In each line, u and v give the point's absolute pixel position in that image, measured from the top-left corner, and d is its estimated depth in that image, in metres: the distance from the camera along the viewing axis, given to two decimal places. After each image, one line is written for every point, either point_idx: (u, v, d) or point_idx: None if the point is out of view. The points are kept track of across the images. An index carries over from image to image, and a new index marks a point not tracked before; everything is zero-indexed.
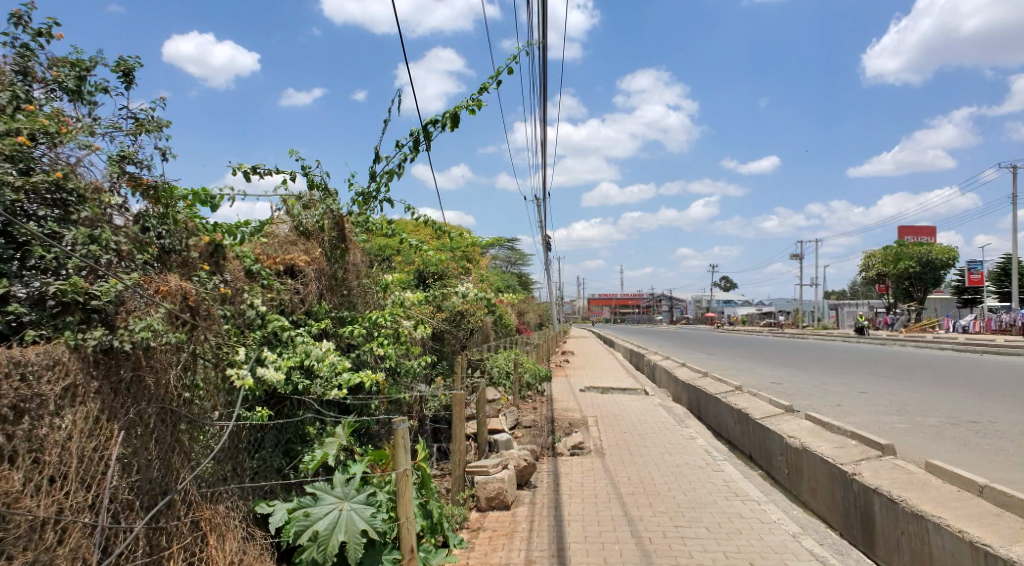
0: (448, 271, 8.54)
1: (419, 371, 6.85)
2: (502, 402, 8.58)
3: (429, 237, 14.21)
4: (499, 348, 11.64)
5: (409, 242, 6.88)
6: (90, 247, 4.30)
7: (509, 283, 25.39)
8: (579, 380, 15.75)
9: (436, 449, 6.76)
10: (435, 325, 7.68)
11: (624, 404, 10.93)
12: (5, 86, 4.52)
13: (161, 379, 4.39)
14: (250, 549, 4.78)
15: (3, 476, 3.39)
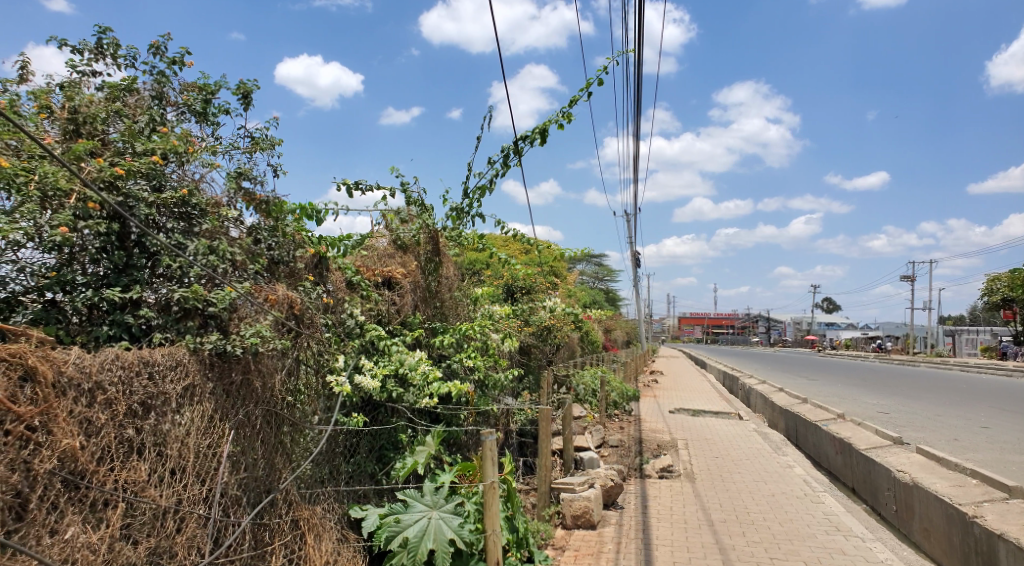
0: (537, 285, 8.56)
1: (507, 384, 6.88)
2: (587, 419, 8.50)
3: (518, 252, 14.42)
4: (586, 365, 11.58)
5: (499, 257, 6.93)
6: (210, 257, 4.63)
7: (596, 299, 25.26)
8: (668, 400, 15.36)
9: (522, 463, 6.77)
10: (523, 339, 7.71)
11: (714, 427, 10.55)
12: (143, 110, 4.95)
13: (268, 382, 4.65)
14: (344, 551, 4.94)
15: (132, 467, 3.73)
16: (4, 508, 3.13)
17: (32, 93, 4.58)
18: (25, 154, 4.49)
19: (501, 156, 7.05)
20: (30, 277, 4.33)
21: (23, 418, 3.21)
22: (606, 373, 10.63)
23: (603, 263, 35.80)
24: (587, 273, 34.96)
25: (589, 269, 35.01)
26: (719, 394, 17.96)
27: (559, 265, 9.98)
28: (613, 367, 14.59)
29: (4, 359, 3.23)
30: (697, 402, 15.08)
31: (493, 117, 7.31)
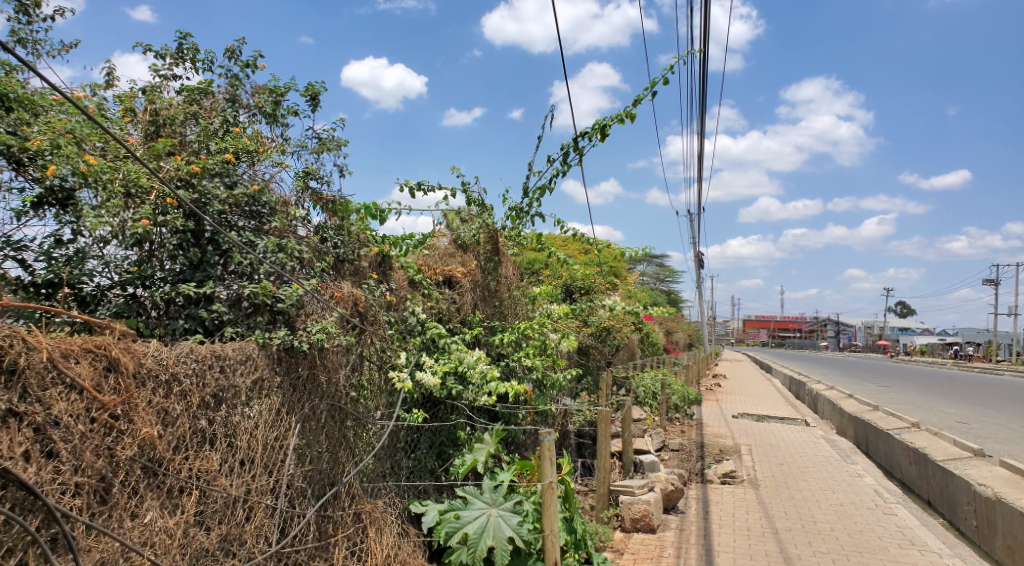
0: (597, 286, 8.49)
1: (565, 384, 6.82)
2: (647, 422, 8.39)
3: (577, 253, 14.41)
4: (646, 368, 11.45)
5: (558, 257, 6.89)
6: (278, 255, 4.77)
7: (657, 300, 24.91)
8: (730, 405, 15.01)
9: (581, 464, 6.72)
10: (582, 339, 7.65)
11: (776, 433, 10.25)
12: (217, 112, 5.14)
13: (332, 377, 4.80)
14: (405, 545, 5.01)
15: (205, 456, 3.88)
16: (90, 491, 3.30)
17: (117, 97, 4.83)
18: (111, 154, 4.74)
19: (562, 155, 7.00)
20: (114, 271, 4.57)
21: (107, 407, 3.39)
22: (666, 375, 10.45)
23: (662, 264, 35.29)
24: (649, 274, 34.51)
25: (648, 270, 34.48)
26: (783, 399, 17.42)
27: (619, 265, 9.88)
28: (673, 370, 14.35)
29: (90, 351, 3.40)
30: (759, 407, 14.68)
31: (553, 117, 7.28)
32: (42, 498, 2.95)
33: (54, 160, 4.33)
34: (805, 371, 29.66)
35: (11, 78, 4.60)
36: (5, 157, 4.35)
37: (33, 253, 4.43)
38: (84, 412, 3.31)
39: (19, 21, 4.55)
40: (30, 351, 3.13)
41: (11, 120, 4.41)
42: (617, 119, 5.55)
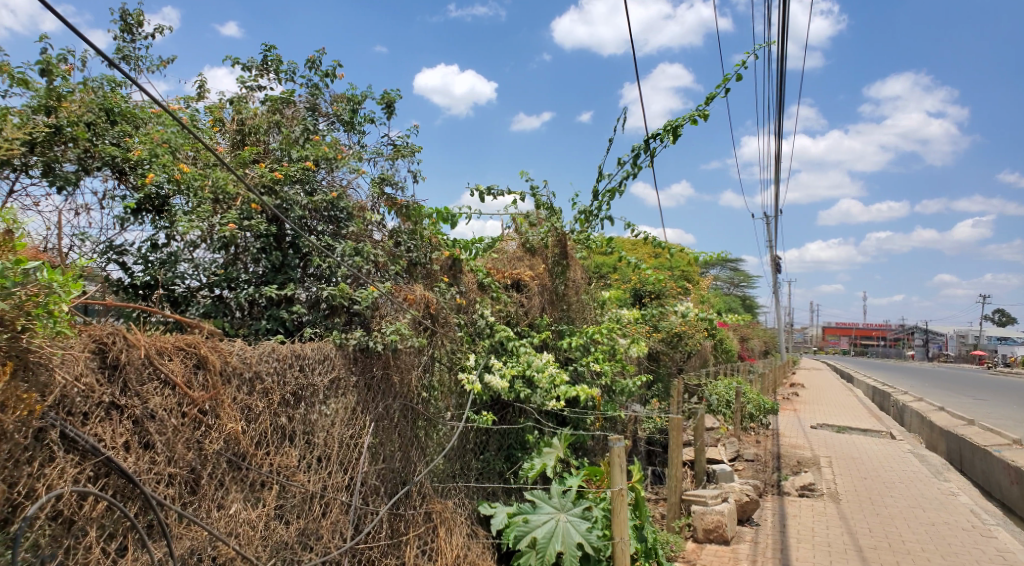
0: (668, 291, 8.34)
1: (635, 390, 6.69)
2: (720, 431, 8.17)
3: (648, 256, 14.22)
4: (720, 375, 11.16)
5: (628, 261, 6.74)
6: (356, 258, 4.93)
7: (732, 306, 24.25)
8: (809, 416, 14.42)
9: (651, 472, 6.61)
10: (653, 345, 7.52)
11: (859, 446, 9.77)
12: (299, 121, 5.34)
13: (405, 378, 4.91)
14: (474, 546, 5.06)
15: (285, 452, 4.04)
16: (181, 481, 3.48)
17: (208, 108, 5.10)
18: (201, 162, 5.00)
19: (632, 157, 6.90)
20: (203, 273, 4.82)
21: (197, 402, 3.57)
22: (740, 384, 10.14)
23: (735, 269, 34.34)
24: (725, 279, 33.58)
25: (729, 273, 33.32)
26: (869, 411, 16.56)
27: (691, 269, 9.66)
28: (747, 378, 13.93)
29: (182, 348, 3.59)
30: (843, 419, 14.01)
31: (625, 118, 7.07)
32: (140, 486, 3.13)
33: (152, 169, 4.71)
34: (890, 382, 28.20)
35: (116, 94, 4.95)
36: (110, 167, 4.72)
37: (132, 256, 4.73)
38: (177, 406, 3.49)
39: (123, 40, 4.87)
40: (130, 348, 3.33)
41: (116, 133, 4.84)
42: (690, 120, 5.43)
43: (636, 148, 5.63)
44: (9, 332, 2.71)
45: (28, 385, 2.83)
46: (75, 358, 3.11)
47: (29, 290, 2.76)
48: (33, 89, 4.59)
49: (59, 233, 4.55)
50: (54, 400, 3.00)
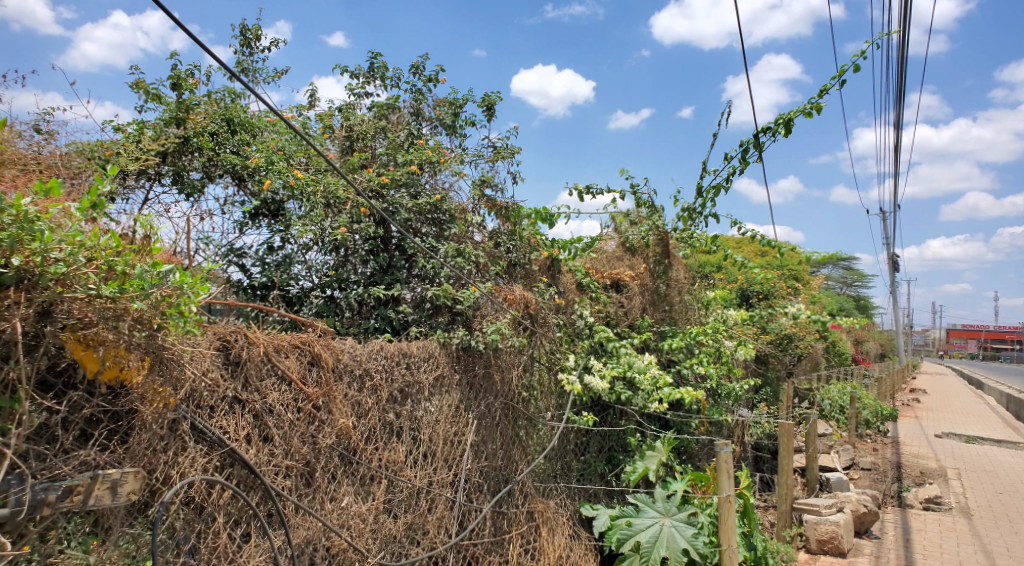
0: (777, 291, 7.99)
1: (742, 394, 6.46)
2: (833, 438, 7.77)
3: (753, 253, 13.74)
4: (832, 379, 10.60)
5: (734, 259, 6.41)
6: (458, 259, 5.03)
7: (842, 306, 22.98)
8: (931, 424, 13.44)
9: (759, 478, 6.37)
10: (761, 348, 7.23)
11: (989, 459, 9.03)
12: (403, 126, 5.50)
13: (506, 377, 4.95)
14: (576, 547, 5.04)
15: (393, 448, 4.16)
16: (298, 474, 3.63)
17: (319, 116, 5.33)
18: (314, 168, 5.18)
19: (738, 152, 6.66)
20: (315, 274, 5.05)
21: (312, 398, 3.72)
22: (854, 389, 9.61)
23: (841, 267, 32.58)
24: (833, 279, 31.84)
25: (835, 272, 31.60)
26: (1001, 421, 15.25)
27: (800, 268, 9.24)
28: (861, 383, 13.16)
29: (298, 347, 3.76)
30: (971, 428, 12.98)
31: (726, 114, 6.90)
32: (261, 478, 3.26)
33: (269, 175, 4.92)
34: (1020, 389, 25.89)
35: (236, 105, 5.26)
36: (231, 174, 5.01)
37: (251, 259, 5.00)
38: (293, 401, 3.65)
39: (243, 53, 5.17)
40: (250, 346, 3.51)
41: (236, 142, 5.12)
42: (803, 112, 5.19)
43: (744, 143, 5.42)
44: (147, 330, 2.79)
45: (164, 379, 2.94)
46: (203, 354, 3.27)
47: (164, 291, 2.81)
48: (165, 103, 4.97)
49: (187, 237, 4.86)
50: (185, 394, 3.16)
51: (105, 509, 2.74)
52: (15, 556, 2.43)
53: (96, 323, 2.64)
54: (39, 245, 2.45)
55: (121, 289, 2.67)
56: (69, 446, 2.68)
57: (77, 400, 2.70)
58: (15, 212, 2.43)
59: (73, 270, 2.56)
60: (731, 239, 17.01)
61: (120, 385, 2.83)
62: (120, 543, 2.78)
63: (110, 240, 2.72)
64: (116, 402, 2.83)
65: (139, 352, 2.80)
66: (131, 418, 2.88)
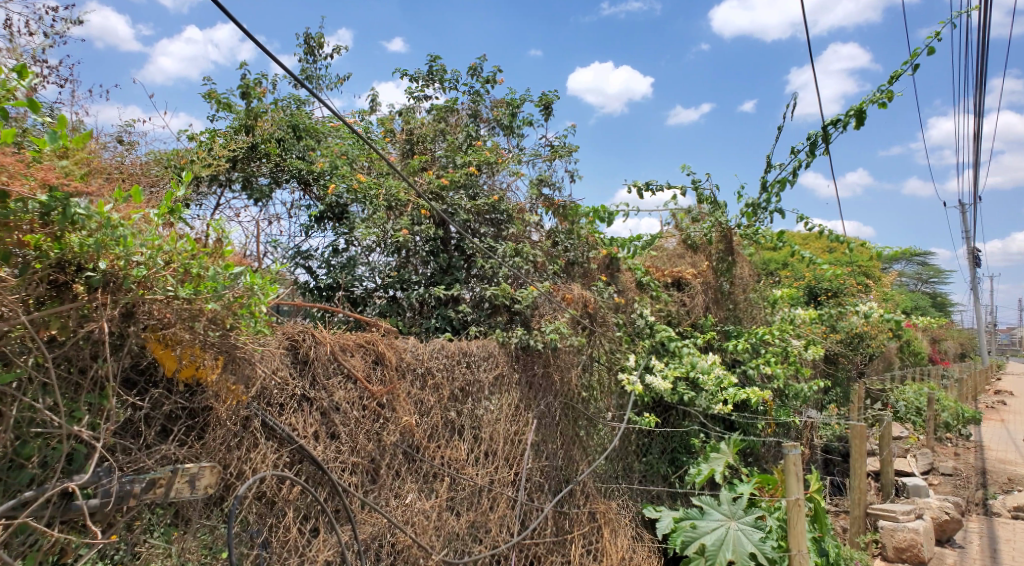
0: (847, 289, 7.69)
1: (811, 395, 6.24)
2: (910, 441, 7.42)
3: (821, 250, 13.29)
4: (908, 380, 10.15)
5: (802, 255, 6.21)
6: (516, 259, 5.05)
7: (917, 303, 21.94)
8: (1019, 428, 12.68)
9: (829, 481, 6.15)
10: (831, 347, 6.97)
11: None
12: (462, 128, 5.55)
13: (565, 377, 4.94)
14: (639, 549, 4.98)
15: (455, 445, 4.20)
16: (363, 470, 3.71)
17: (380, 120, 5.44)
18: (376, 171, 5.30)
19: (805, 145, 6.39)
20: (378, 275, 5.16)
21: (376, 396, 3.80)
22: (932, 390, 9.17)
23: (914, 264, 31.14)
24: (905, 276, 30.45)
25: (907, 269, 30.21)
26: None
27: (872, 264, 8.89)
28: (940, 384, 12.55)
29: (362, 346, 3.85)
30: None
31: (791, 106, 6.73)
32: (328, 475, 3.33)
33: (333, 179, 5.08)
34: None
35: (301, 111, 5.43)
36: (297, 179, 5.17)
37: (317, 261, 5.15)
38: (358, 399, 3.74)
39: (307, 61, 5.32)
40: (317, 345, 3.61)
41: (301, 148, 5.28)
42: (875, 101, 4.99)
43: (812, 136, 5.23)
44: (220, 330, 2.84)
45: (236, 378, 3.00)
46: (274, 353, 3.39)
47: (236, 292, 2.87)
48: (235, 111, 5.16)
49: (256, 241, 5.04)
50: (257, 392, 3.27)
51: (185, 502, 2.86)
52: (104, 545, 2.56)
53: (175, 323, 2.70)
54: (122, 249, 2.50)
55: (196, 291, 2.71)
56: (152, 441, 2.80)
57: (157, 398, 2.83)
58: (100, 218, 2.42)
59: (152, 273, 2.60)
60: (802, 235, 16.49)
61: (197, 383, 2.94)
62: (198, 534, 2.91)
63: (186, 243, 2.74)
64: (192, 399, 2.95)
65: (213, 351, 2.85)
66: (207, 415, 3.00)
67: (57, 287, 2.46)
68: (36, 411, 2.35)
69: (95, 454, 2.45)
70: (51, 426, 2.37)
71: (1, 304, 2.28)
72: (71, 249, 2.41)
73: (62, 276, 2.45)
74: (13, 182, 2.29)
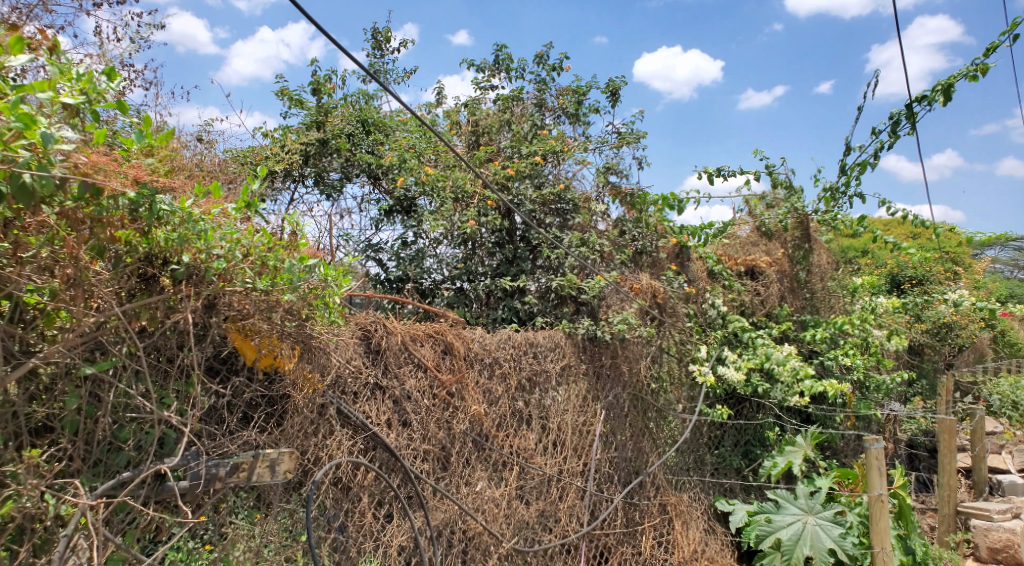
0: (932, 276, 7.30)
1: (894, 387, 5.97)
2: (1004, 436, 7.01)
3: (903, 236, 12.69)
4: (1000, 373, 9.59)
5: (884, 242, 5.92)
6: (582, 248, 5.01)
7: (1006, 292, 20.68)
8: None
9: (914, 477, 5.89)
10: (914, 337, 6.65)
11: None
12: (527, 117, 5.53)
13: (634, 367, 4.88)
14: (712, 542, 4.89)
15: (524, 435, 4.22)
16: (434, 458, 3.77)
17: (446, 112, 5.48)
18: (443, 163, 5.33)
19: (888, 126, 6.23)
20: (445, 267, 5.22)
21: (445, 384, 3.85)
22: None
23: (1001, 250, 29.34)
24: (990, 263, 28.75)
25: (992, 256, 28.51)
26: None
27: (959, 250, 8.42)
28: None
29: (432, 336, 3.90)
30: None
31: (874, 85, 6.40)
32: (401, 461, 3.40)
33: (401, 173, 5.15)
34: None
35: (370, 106, 5.53)
36: (367, 173, 5.28)
37: (387, 253, 5.25)
38: (428, 388, 3.80)
39: (375, 56, 5.41)
40: (388, 334, 3.68)
41: (370, 142, 5.38)
42: (966, 75, 4.70)
43: (895, 115, 4.98)
44: (297, 320, 2.92)
45: (311, 366, 3.12)
46: (347, 343, 3.46)
47: (311, 284, 2.94)
48: (307, 108, 5.31)
49: (329, 235, 5.18)
50: (330, 380, 3.34)
51: (266, 486, 2.97)
52: (194, 525, 2.67)
53: (253, 314, 2.75)
54: (204, 243, 2.48)
55: (273, 284, 2.74)
56: (234, 428, 2.87)
57: (238, 386, 2.89)
58: (183, 214, 2.40)
59: (232, 266, 2.60)
60: (879, 220, 15.79)
61: (275, 372, 3.01)
62: (278, 518, 3.00)
63: (263, 237, 2.73)
64: (271, 387, 3.02)
65: (289, 341, 2.95)
66: (284, 403, 3.08)
67: (146, 279, 2.46)
68: (130, 397, 2.40)
69: (184, 437, 2.46)
70: (144, 412, 2.41)
71: (99, 297, 2.28)
72: (157, 243, 2.39)
73: (150, 269, 2.44)
74: (108, 180, 2.11)
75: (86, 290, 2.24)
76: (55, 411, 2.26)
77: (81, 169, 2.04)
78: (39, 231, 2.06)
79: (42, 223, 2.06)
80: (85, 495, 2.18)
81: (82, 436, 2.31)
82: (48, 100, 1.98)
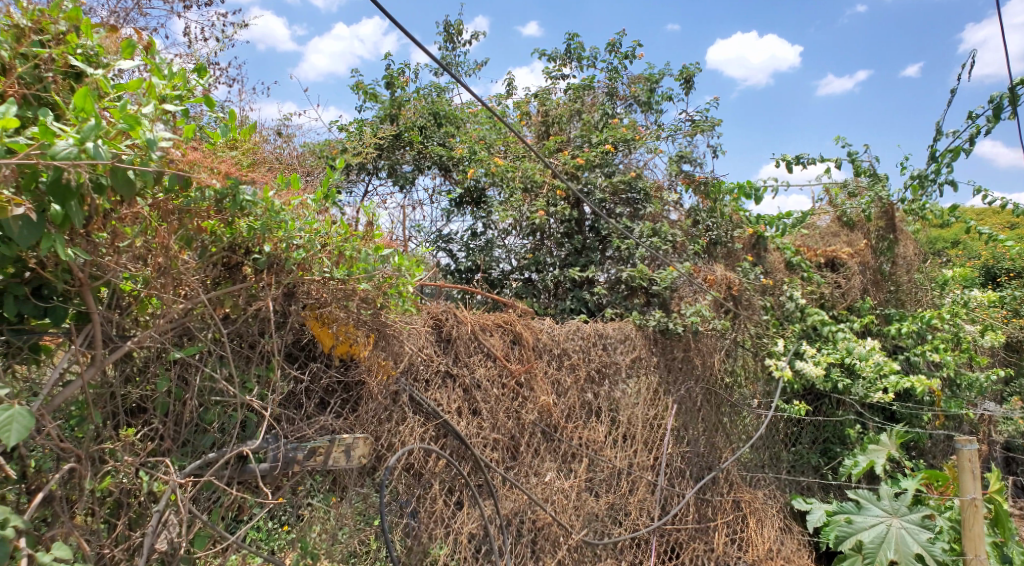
0: None
1: (988, 386, 5.63)
2: None
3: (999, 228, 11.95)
4: None
5: (980, 232, 5.57)
6: (654, 239, 4.92)
7: None
8: None
9: (1011, 482, 5.55)
10: (1012, 334, 6.24)
11: None
12: (598, 107, 5.49)
13: (707, 361, 4.77)
14: (788, 541, 4.74)
15: (593, 427, 4.18)
16: (504, 447, 3.77)
17: (516, 103, 5.50)
18: (512, 154, 5.35)
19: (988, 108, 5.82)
20: (514, 258, 5.25)
21: (514, 374, 3.86)
22: None
23: None
24: None
25: None
26: None
27: None
28: None
29: (501, 326, 3.92)
30: None
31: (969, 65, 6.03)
32: (470, 450, 3.42)
33: (471, 164, 5.20)
34: None
35: (441, 98, 5.60)
36: (438, 165, 5.33)
37: (457, 244, 5.30)
38: (498, 377, 3.81)
39: (446, 49, 5.47)
40: (459, 324, 3.72)
41: (441, 134, 5.44)
42: None
43: (995, 98, 4.68)
44: (372, 309, 2.97)
45: (385, 353, 3.17)
46: (419, 331, 3.52)
47: (385, 273, 2.92)
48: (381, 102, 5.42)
49: (402, 226, 5.27)
50: (403, 367, 3.40)
51: (341, 470, 3.00)
52: (274, 506, 2.74)
53: (330, 302, 2.81)
54: (284, 234, 2.55)
55: (349, 273, 2.77)
56: (311, 412, 2.92)
57: (316, 371, 2.95)
58: (265, 205, 2.43)
59: (310, 255, 2.66)
60: (971, 211, 14.91)
61: (350, 358, 3.07)
62: (353, 502, 3.05)
63: (339, 227, 2.75)
64: (347, 373, 3.07)
65: (364, 329, 3.00)
66: (359, 389, 3.12)
67: (230, 268, 2.56)
68: (215, 381, 2.46)
69: (264, 421, 2.51)
70: (228, 395, 2.48)
71: (187, 285, 2.36)
72: (240, 234, 2.46)
73: (233, 258, 2.52)
74: (199, 175, 2.17)
75: (175, 278, 2.31)
76: (148, 393, 2.35)
77: (175, 164, 2.11)
78: (134, 222, 2.13)
79: (137, 215, 2.13)
80: (175, 472, 2.28)
81: (171, 417, 2.39)
82: (146, 99, 2.00)
